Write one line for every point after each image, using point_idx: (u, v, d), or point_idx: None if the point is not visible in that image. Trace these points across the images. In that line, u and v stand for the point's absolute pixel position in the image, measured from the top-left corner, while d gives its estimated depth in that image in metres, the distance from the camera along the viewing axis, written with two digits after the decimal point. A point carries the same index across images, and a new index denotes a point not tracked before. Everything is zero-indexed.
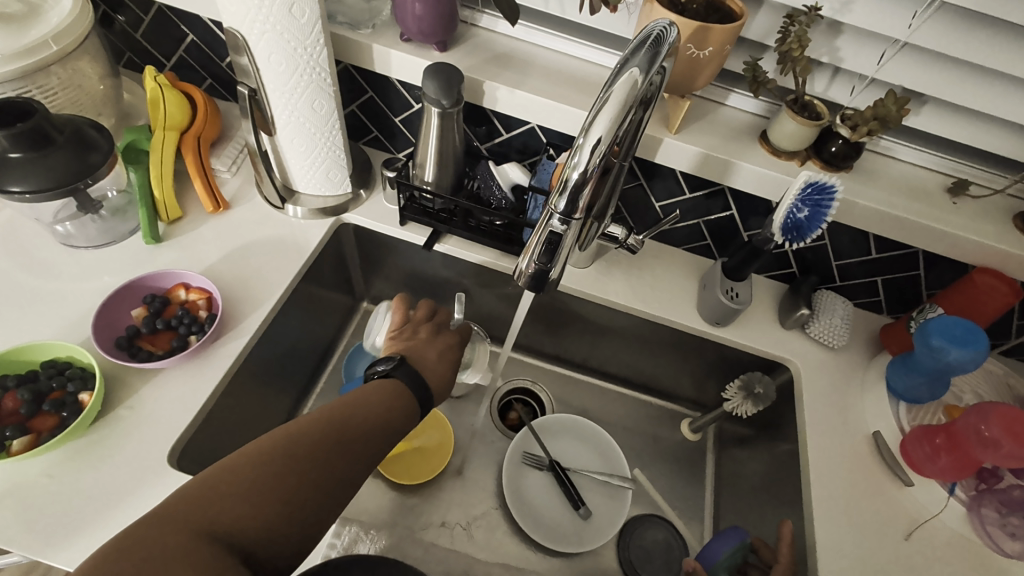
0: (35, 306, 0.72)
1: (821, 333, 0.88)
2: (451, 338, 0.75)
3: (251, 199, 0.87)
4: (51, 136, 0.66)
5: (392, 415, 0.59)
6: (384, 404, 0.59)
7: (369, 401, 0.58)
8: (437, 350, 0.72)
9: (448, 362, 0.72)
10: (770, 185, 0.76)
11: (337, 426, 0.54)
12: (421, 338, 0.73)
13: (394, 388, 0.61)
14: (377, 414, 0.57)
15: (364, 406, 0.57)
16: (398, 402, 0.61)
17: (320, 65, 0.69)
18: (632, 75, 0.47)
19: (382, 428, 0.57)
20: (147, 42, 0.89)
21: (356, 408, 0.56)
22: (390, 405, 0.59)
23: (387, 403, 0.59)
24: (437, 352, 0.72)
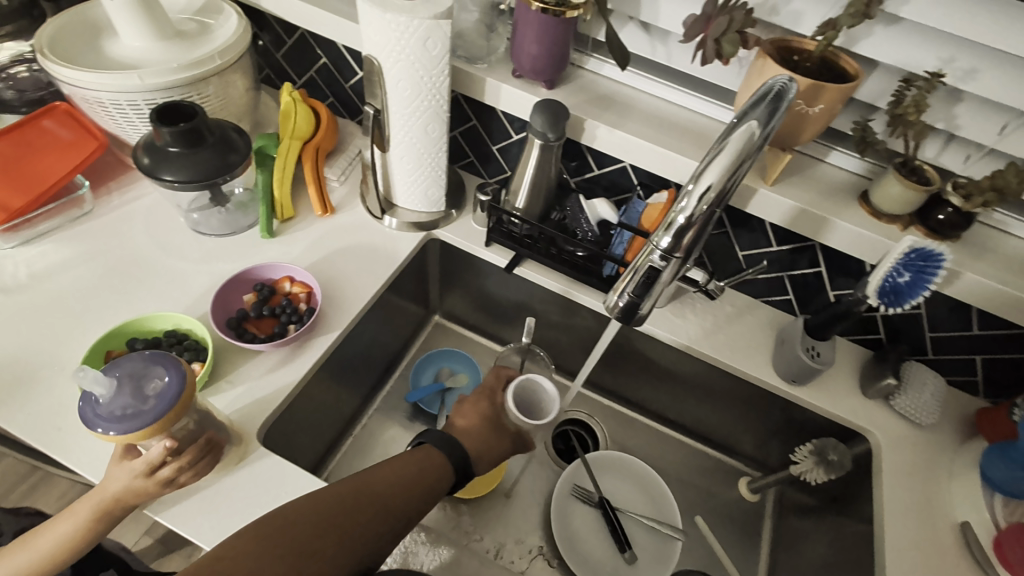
0: (164, 282, 0.81)
1: (907, 407, 0.83)
2: (483, 397, 0.84)
3: (354, 207, 0.94)
4: (204, 136, 0.76)
5: (420, 477, 0.67)
6: (417, 466, 0.68)
7: (401, 466, 0.67)
8: (473, 415, 0.82)
9: (475, 424, 0.80)
10: (867, 246, 0.74)
11: (365, 489, 0.63)
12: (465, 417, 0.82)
13: (426, 453, 0.70)
14: (404, 477, 0.66)
15: (389, 467, 0.66)
16: (430, 461, 0.70)
17: (440, 93, 0.75)
18: (750, 127, 0.49)
19: (414, 488, 0.66)
20: (286, 61, 1.00)
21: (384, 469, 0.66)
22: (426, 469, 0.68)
23: (419, 464, 0.68)
24: (468, 421, 0.81)
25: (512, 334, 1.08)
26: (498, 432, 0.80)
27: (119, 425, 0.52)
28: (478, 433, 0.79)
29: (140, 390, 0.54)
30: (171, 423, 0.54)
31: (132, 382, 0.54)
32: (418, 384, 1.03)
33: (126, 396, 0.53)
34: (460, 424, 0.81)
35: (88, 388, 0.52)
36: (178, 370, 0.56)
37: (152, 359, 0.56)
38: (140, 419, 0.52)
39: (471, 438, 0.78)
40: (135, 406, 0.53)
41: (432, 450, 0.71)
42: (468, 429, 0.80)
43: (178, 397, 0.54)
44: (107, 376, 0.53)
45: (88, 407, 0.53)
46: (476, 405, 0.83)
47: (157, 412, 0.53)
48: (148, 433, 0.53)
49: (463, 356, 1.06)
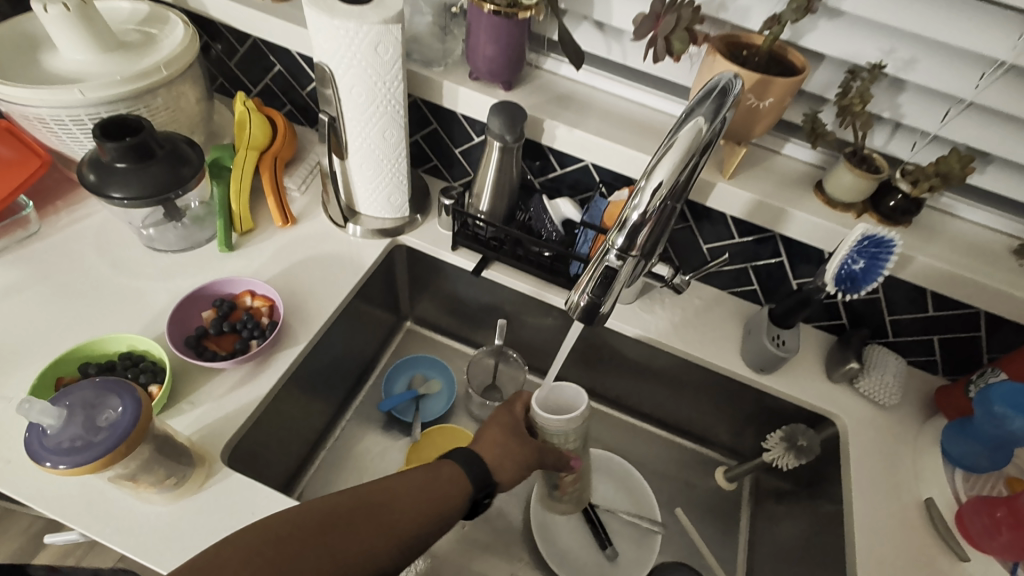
0: (118, 302, 0.78)
1: (870, 389, 0.85)
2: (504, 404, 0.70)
3: (316, 216, 0.92)
4: (152, 150, 0.73)
5: (440, 492, 0.59)
6: (433, 484, 0.60)
7: (415, 478, 0.59)
8: (496, 426, 0.67)
9: (496, 433, 0.66)
10: (824, 235, 0.76)
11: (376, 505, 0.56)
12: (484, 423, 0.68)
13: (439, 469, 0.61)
14: (414, 490, 0.58)
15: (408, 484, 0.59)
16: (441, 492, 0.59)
17: (395, 98, 0.74)
18: (697, 124, 0.50)
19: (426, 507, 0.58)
20: (239, 70, 0.98)
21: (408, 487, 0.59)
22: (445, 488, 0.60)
23: (441, 480, 0.60)
24: (486, 428, 0.67)
25: (485, 337, 1.07)
26: (525, 449, 0.65)
27: (66, 459, 0.49)
28: (505, 452, 0.64)
29: (92, 422, 0.52)
30: (122, 455, 0.51)
31: (84, 412, 0.52)
32: (391, 392, 1.01)
33: (77, 427, 0.51)
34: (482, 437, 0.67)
35: (35, 417, 0.50)
36: (132, 399, 0.54)
37: (106, 388, 0.54)
38: (90, 452, 0.50)
39: (496, 456, 0.64)
40: (85, 438, 0.51)
41: (455, 470, 0.62)
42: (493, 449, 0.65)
43: (131, 427, 0.52)
44: (57, 407, 0.51)
45: (36, 439, 0.51)
46: (500, 415, 0.68)
47: (108, 444, 0.51)
48: (99, 467, 0.51)
49: (436, 361, 1.05)
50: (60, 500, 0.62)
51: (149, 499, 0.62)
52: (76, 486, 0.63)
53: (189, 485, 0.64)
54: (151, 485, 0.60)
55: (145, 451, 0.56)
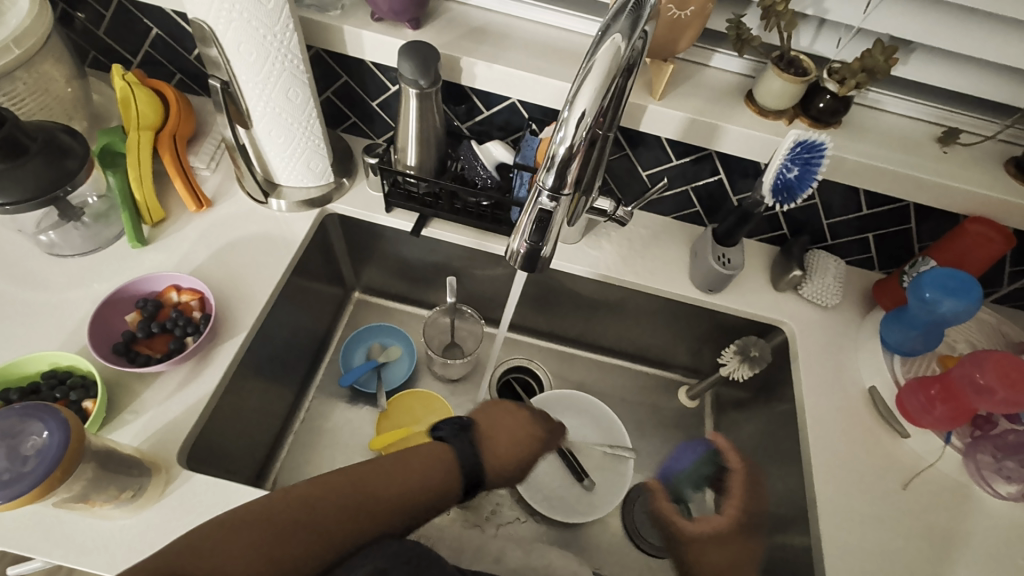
0: (28, 319, 0.71)
1: (814, 293, 0.88)
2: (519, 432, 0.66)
3: (234, 194, 0.85)
4: (23, 144, 0.64)
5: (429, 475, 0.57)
6: (424, 469, 0.57)
7: (412, 465, 0.57)
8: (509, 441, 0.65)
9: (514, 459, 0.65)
10: (759, 146, 0.74)
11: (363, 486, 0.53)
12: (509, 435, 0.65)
13: (445, 456, 0.59)
14: (426, 474, 0.57)
15: (393, 462, 0.56)
16: (443, 475, 0.58)
17: (291, 51, 0.66)
18: (615, 42, 0.46)
19: (406, 497, 0.55)
20: (111, 39, 0.86)
21: (375, 468, 0.55)
22: (444, 473, 0.58)
23: (430, 474, 0.57)
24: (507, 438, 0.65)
25: (438, 296, 1.05)
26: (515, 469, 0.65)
27: None
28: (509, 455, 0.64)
29: (13, 453, 0.46)
30: (61, 480, 0.46)
31: (3, 442, 0.46)
32: (350, 365, 0.99)
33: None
34: (492, 422, 0.66)
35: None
36: (59, 422, 0.48)
37: (23, 413, 0.47)
38: (18, 485, 0.45)
39: (500, 452, 0.64)
40: (12, 470, 0.45)
41: (444, 446, 0.60)
42: (507, 445, 0.65)
43: (62, 451, 0.47)
44: None
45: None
46: (513, 412, 0.68)
47: (40, 472, 0.46)
48: (31, 500, 0.45)
49: (390, 329, 1.02)
50: (11, 531, 0.58)
51: (108, 515, 0.59)
52: (27, 514, 0.59)
53: (149, 495, 0.60)
54: (106, 503, 0.57)
55: (89, 469, 0.53)
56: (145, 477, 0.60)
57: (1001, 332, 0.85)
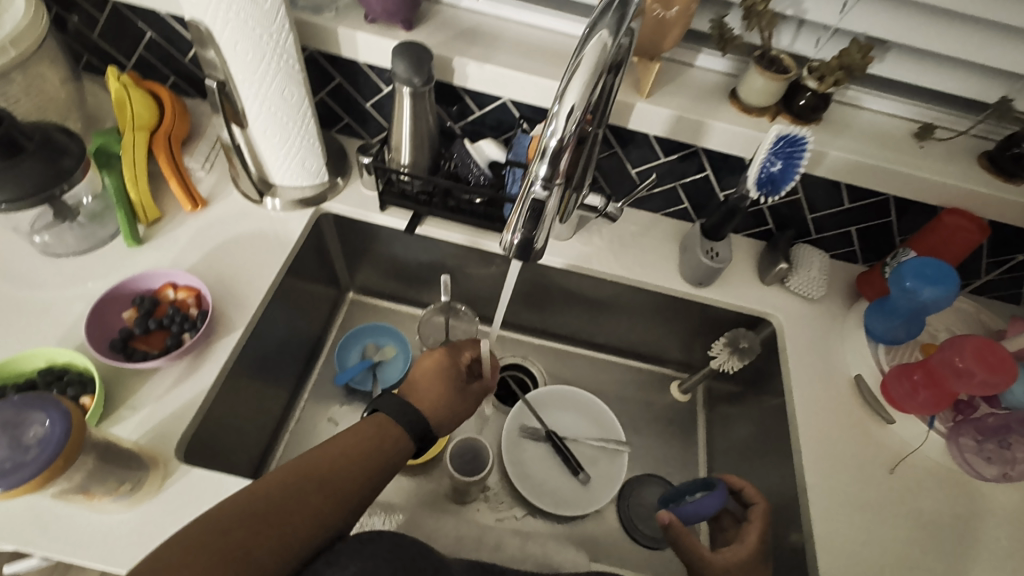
0: (21, 317, 0.71)
1: (800, 285, 0.91)
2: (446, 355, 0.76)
3: (229, 194, 0.86)
4: (21, 144, 0.64)
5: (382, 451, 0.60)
6: (370, 443, 0.60)
7: (355, 441, 0.59)
8: (437, 377, 0.73)
9: (448, 389, 0.72)
10: (743, 143, 0.77)
11: (314, 472, 0.55)
12: (440, 364, 0.75)
13: (380, 424, 0.62)
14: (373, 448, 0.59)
15: (339, 443, 0.58)
16: (390, 434, 0.62)
17: (287, 51, 0.67)
18: (602, 38, 0.47)
19: (356, 472, 0.57)
20: (105, 43, 0.87)
21: (313, 458, 0.56)
22: (381, 437, 0.61)
23: (374, 438, 0.61)
24: (432, 376, 0.73)
25: (432, 295, 1.06)
26: (458, 396, 0.73)
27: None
28: (442, 396, 0.71)
29: (16, 442, 0.46)
30: (64, 468, 0.47)
31: (5, 432, 0.46)
32: (345, 364, 1.00)
33: (1, 450, 0.46)
34: (415, 384, 0.73)
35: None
36: (61, 411, 0.48)
37: (22, 404, 0.47)
38: (22, 473, 0.45)
39: (430, 399, 0.71)
40: (14, 459, 0.46)
41: (380, 417, 0.64)
42: (432, 387, 0.72)
43: (65, 441, 0.47)
44: None
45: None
46: (436, 360, 0.75)
47: (43, 460, 0.46)
48: (35, 488, 0.46)
49: (385, 328, 1.03)
50: (5, 526, 0.58)
51: (106, 509, 0.59)
52: (23, 508, 0.59)
53: (147, 489, 0.61)
54: (104, 496, 0.57)
55: (89, 461, 0.53)
56: (142, 472, 0.60)
57: (979, 321, 0.88)
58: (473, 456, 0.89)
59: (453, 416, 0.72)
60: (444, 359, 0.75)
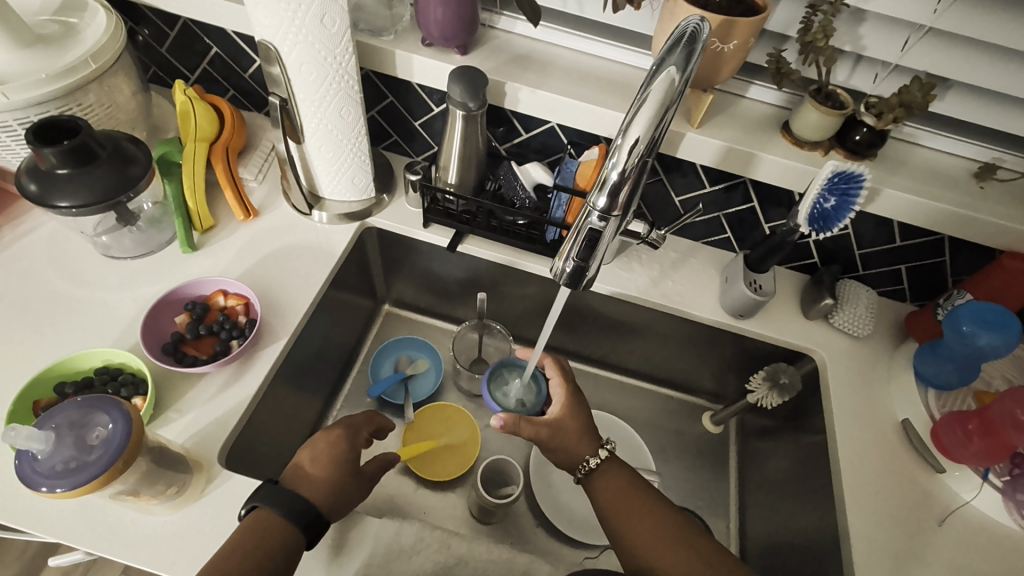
0: (80, 317, 0.73)
1: (845, 322, 0.88)
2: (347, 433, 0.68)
3: (279, 206, 0.88)
4: (96, 152, 0.67)
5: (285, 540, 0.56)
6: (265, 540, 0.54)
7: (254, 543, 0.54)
8: (329, 455, 0.64)
9: (343, 472, 0.63)
10: (794, 176, 0.76)
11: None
12: (335, 438, 0.66)
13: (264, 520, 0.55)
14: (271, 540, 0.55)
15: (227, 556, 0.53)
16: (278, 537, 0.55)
17: (348, 72, 0.70)
18: (669, 74, 0.48)
19: (267, 561, 0.53)
20: (172, 57, 0.91)
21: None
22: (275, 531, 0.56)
23: (254, 529, 0.55)
24: (323, 454, 0.64)
25: (466, 312, 1.07)
26: (356, 480, 0.64)
27: (61, 482, 0.46)
28: (340, 484, 0.62)
29: (81, 442, 0.48)
30: (122, 471, 0.48)
31: (72, 432, 0.48)
32: (378, 376, 1.01)
33: (66, 449, 0.47)
34: (299, 466, 0.63)
35: (21, 444, 0.46)
36: (122, 413, 0.50)
37: (85, 406, 0.49)
38: (85, 472, 0.47)
39: (325, 483, 0.61)
40: (79, 458, 0.47)
41: (263, 513, 0.56)
42: (326, 468, 0.63)
43: (125, 443, 0.48)
44: (43, 430, 0.47)
45: (25, 465, 0.47)
46: (332, 439, 0.66)
47: (105, 461, 0.47)
48: (96, 489, 0.47)
49: (418, 342, 1.04)
50: (56, 520, 0.59)
51: (151, 510, 0.60)
52: (72, 504, 0.60)
53: (191, 493, 0.62)
54: (152, 498, 0.58)
55: (142, 464, 0.54)
56: (188, 477, 0.62)
57: None
58: (503, 471, 0.89)
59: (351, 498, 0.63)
60: (339, 436, 0.67)
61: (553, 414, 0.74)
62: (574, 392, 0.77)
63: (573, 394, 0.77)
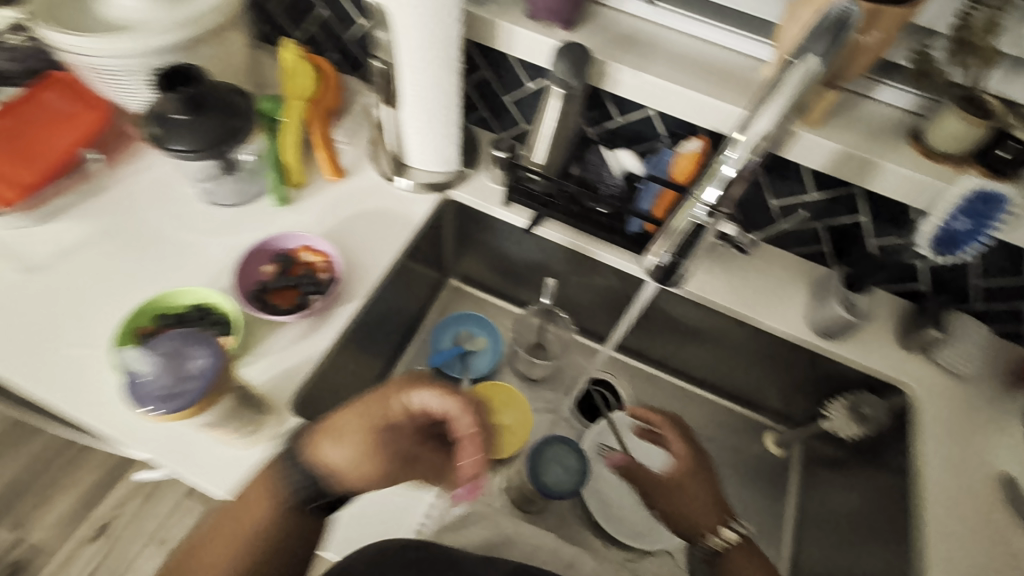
0: (179, 256, 0.78)
1: (949, 358, 0.80)
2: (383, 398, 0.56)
3: (366, 169, 0.90)
4: (210, 102, 0.71)
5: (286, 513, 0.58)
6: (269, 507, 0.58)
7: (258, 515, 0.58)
8: (356, 422, 0.56)
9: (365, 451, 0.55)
10: (918, 190, 0.68)
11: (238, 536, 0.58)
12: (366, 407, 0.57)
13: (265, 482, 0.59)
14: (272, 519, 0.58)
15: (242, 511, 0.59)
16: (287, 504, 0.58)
17: (451, 39, 0.68)
18: (808, 65, 0.44)
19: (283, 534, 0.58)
20: (281, 15, 0.94)
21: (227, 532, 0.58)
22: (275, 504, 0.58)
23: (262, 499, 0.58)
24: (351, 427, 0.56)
25: (531, 296, 1.06)
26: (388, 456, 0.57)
27: (160, 406, 0.50)
28: (360, 459, 0.56)
29: (178, 372, 0.51)
30: (213, 401, 0.52)
31: (170, 361, 0.51)
32: (438, 348, 1.01)
33: (165, 376, 0.51)
34: (332, 430, 0.57)
35: (132, 365, 0.50)
36: (216, 352, 0.53)
37: (184, 337, 0.52)
38: (182, 400, 0.50)
39: (343, 458, 0.56)
40: (175, 387, 0.51)
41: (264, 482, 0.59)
42: (347, 454, 0.56)
43: (217, 377, 0.52)
44: (146, 355, 0.50)
45: (129, 384, 0.51)
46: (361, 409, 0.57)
47: (199, 392, 0.51)
48: (192, 413, 0.52)
49: (479, 319, 1.04)
50: (143, 436, 0.64)
51: (229, 443, 0.64)
52: (158, 428, 0.65)
53: (263, 432, 0.65)
54: (231, 433, 0.62)
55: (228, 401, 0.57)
56: (261, 419, 0.65)
57: None
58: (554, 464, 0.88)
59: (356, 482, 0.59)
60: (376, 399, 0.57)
61: (674, 474, 0.73)
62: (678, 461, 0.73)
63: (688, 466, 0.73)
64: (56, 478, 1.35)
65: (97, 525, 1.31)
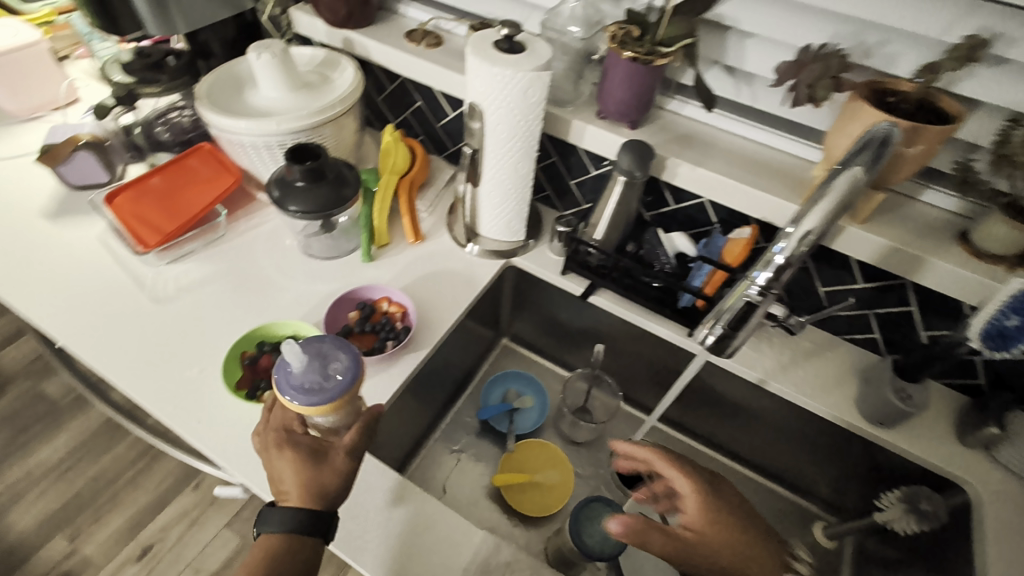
0: (277, 299, 0.89)
1: (1012, 459, 0.78)
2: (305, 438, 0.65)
3: (441, 236, 1.01)
4: (325, 174, 0.84)
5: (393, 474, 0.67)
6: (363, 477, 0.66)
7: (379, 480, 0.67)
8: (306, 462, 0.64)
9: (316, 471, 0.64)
10: (966, 288, 0.71)
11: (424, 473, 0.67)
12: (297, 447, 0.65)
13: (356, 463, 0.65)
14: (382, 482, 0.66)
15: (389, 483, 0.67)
16: (273, 434, 0.66)
17: (532, 134, 0.80)
18: (854, 174, 0.50)
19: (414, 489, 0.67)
20: (384, 104, 1.11)
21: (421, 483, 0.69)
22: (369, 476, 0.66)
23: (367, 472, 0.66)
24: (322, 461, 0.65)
25: (580, 361, 1.11)
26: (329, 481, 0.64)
27: (311, 398, 0.59)
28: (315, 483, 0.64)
29: (325, 371, 0.61)
30: (348, 401, 0.61)
31: (318, 361, 0.61)
32: (488, 403, 1.07)
33: (314, 373, 0.60)
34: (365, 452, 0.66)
35: (289, 358, 0.58)
36: (352, 356, 0.63)
37: (328, 342, 0.63)
38: (325, 395, 0.59)
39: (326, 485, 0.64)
40: (320, 382, 0.60)
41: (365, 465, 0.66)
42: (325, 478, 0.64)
43: (356, 380, 0.61)
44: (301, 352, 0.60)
45: (283, 376, 0.60)
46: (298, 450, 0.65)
47: (340, 391, 0.60)
48: (329, 409, 0.60)
49: (528, 378, 1.11)
50: (235, 452, 0.72)
51: None
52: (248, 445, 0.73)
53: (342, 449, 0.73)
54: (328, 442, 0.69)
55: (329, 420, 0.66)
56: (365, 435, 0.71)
57: None
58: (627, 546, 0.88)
59: (338, 484, 0.64)
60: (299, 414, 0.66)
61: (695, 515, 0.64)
62: (722, 494, 0.67)
63: (707, 492, 0.64)
64: (115, 494, 1.44)
65: (144, 545, 1.37)
